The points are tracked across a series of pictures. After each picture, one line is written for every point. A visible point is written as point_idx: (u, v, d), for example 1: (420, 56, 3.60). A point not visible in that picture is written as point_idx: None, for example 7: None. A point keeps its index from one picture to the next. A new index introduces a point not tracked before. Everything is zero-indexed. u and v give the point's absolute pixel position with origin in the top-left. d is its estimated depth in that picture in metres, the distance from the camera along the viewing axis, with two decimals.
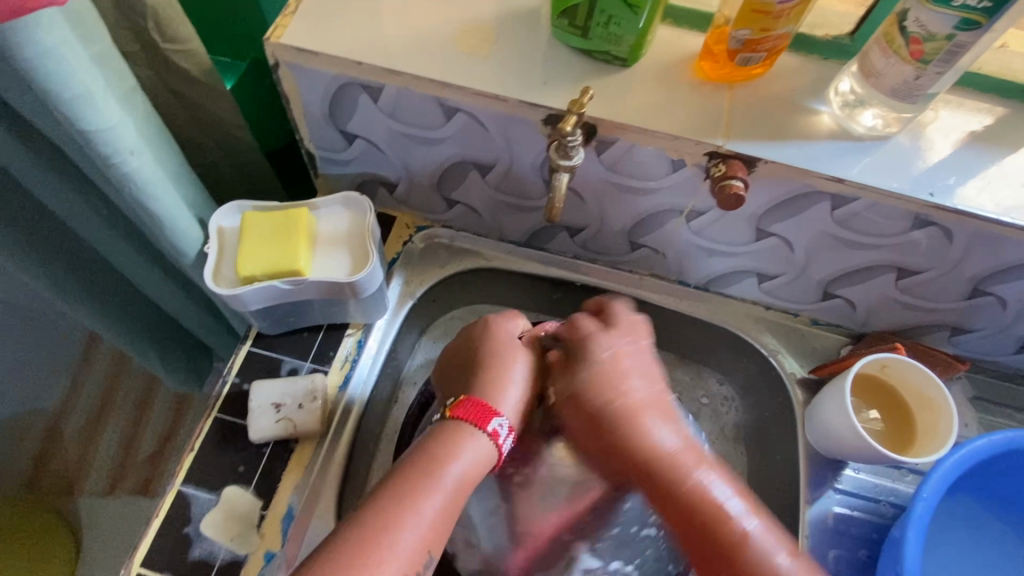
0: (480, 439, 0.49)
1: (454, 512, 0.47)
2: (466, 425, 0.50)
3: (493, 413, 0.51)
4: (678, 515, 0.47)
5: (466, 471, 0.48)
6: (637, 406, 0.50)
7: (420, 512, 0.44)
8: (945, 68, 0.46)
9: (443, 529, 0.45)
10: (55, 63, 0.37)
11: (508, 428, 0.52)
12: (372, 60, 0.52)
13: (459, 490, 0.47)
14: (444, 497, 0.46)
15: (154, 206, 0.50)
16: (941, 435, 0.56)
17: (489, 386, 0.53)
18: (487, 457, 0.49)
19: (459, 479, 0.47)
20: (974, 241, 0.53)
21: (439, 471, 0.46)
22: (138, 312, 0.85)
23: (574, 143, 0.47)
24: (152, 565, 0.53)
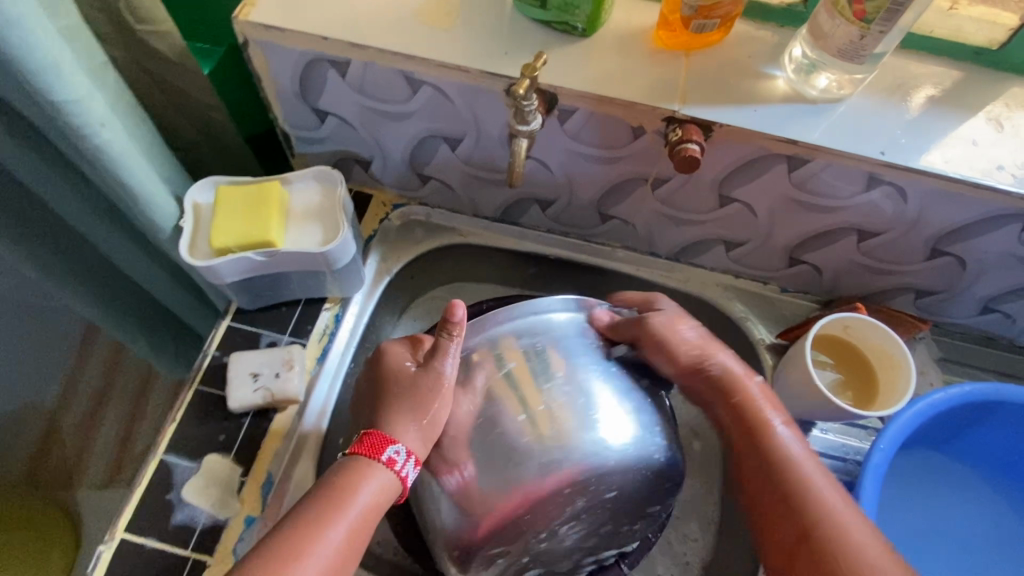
0: (378, 472, 0.48)
1: (362, 538, 0.47)
2: (362, 460, 0.49)
3: (388, 441, 0.49)
4: (768, 497, 0.50)
5: (371, 501, 0.47)
6: (706, 347, 0.57)
7: (326, 538, 0.45)
8: (887, 27, 0.47)
9: (354, 551, 0.46)
10: (20, 34, 0.39)
11: (407, 453, 0.49)
12: (337, 35, 0.53)
13: (364, 520, 0.46)
14: (350, 524, 0.46)
15: (128, 179, 0.51)
16: (900, 390, 0.57)
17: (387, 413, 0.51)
18: (393, 489, 0.49)
19: (365, 511, 0.47)
20: (928, 200, 0.55)
21: (345, 500, 0.46)
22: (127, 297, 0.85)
23: (530, 108, 0.49)
24: (135, 530, 0.55)
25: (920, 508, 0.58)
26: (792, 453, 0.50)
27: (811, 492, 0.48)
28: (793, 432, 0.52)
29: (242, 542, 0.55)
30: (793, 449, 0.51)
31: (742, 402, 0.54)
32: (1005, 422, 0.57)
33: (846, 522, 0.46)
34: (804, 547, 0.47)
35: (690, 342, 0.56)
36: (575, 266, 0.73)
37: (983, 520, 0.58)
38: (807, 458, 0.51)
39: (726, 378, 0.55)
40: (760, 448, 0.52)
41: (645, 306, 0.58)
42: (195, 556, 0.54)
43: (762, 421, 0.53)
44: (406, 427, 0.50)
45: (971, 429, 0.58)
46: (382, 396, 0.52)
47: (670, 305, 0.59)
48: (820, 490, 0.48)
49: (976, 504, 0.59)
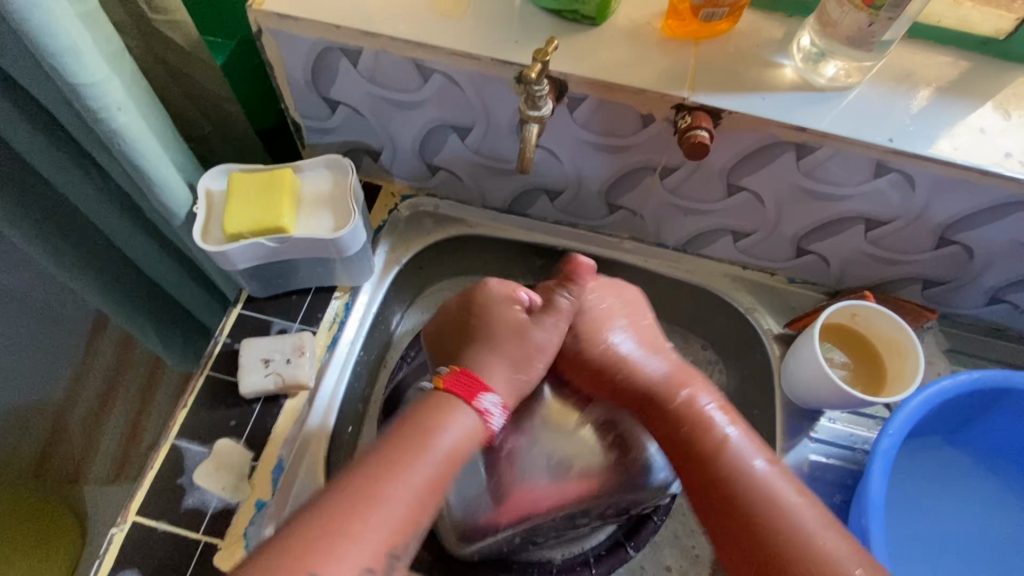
0: (469, 415, 0.50)
1: (442, 482, 0.47)
2: (456, 399, 0.51)
3: (483, 390, 0.52)
4: (713, 509, 0.50)
5: (455, 444, 0.48)
6: (629, 352, 0.57)
7: (408, 480, 0.45)
8: (896, 14, 0.47)
9: (429, 500, 0.46)
10: (43, 16, 0.39)
11: (500, 406, 0.52)
12: (349, 23, 0.54)
13: (446, 464, 0.47)
14: (435, 462, 0.47)
15: (143, 164, 0.52)
16: (908, 377, 0.58)
17: (483, 360, 0.54)
18: (478, 435, 0.50)
19: (446, 454, 0.48)
20: (936, 188, 0.55)
21: (427, 440, 0.47)
22: (139, 293, 0.87)
23: (541, 94, 0.49)
24: (147, 514, 0.55)
25: (932, 497, 0.58)
26: (730, 454, 0.51)
27: (775, 501, 0.48)
28: (750, 446, 0.51)
29: (253, 526, 0.55)
30: (753, 462, 0.50)
31: (677, 412, 0.54)
32: (1017, 409, 0.57)
33: (807, 524, 0.47)
34: (747, 553, 0.48)
35: (619, 352, 0.57)
36: (582, 257, 0.74)
37: (997, 508, 0.58)
38: (771, 470, 0.50)
39: (664, 389, 0.55)
40: (704, 462, 0.51)
41: (601, 329, 0.58)
42: (206, 539, 0.55)
43: (704, 431, 0.52)
44: (497, 374, 0.53)
45: (983, 415, 0.58)
46: (483, 336, 0.55)
47: (602, 303, 0.59)
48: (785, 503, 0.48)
49: (989, 492, 0.59)
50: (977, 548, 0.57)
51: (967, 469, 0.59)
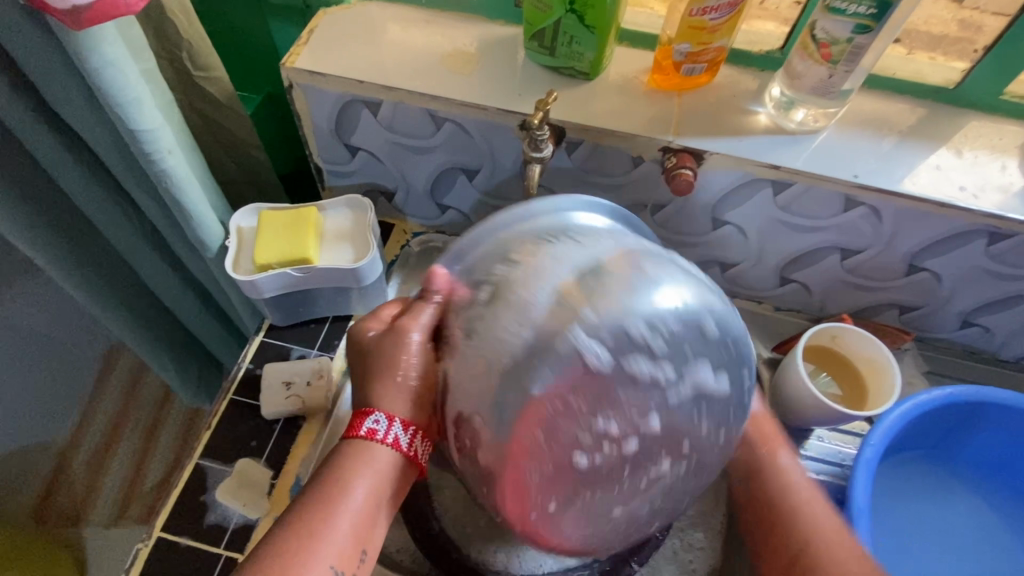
0: (375, 449, 0.48)
1: (371, 521, 0.47)
2: (358, 443, 0.49)
3: (366, 413, 0.49)
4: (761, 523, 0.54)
5: (366, 495, 0.47)
6: None
7: (329, 529, 0.45)
8: (852, 67, 0.54)
9: (369, 528, 0.46)
10: (114, 72, 0.46)
11: (387, 419, 0.48)
12: (371, 79, 0.61)
13: (371, 499, 0.47)
14: (349, 519, 0.46)
15: (185, 202, 0.58)
16: (887, 393, 0.62)
17: (384, 385, 0.49)
18: (393, 466, 0.49)
19: (364, 495, 0.46)
20: (901, 219, 0.61)
21: (337, 499, 0.46)
22: (166, 332, 0.93)
23: (542, 137, 0.56)
24: (171, 530, 0.58)
25: (925, 507, 0.61)
26: (776, 467, 0.55)
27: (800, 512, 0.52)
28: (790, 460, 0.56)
29: None
30: (795, 477, 0.55)
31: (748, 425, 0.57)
32: (999, 424, 0.61)
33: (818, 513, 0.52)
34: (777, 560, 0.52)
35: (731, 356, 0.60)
36: None
37: (990, 519, 0.61)
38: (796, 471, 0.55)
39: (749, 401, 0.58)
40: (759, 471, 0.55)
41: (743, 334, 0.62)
42: (227, 553, 0.57)
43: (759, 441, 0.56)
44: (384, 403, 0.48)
45: (963, 429, 0.62)
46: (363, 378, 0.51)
47: None
48: (796, 484, 0.54)
49: (979, 504, 0.62)
50: (974, 557, 0.59)
51: (955, 481, 0.63)
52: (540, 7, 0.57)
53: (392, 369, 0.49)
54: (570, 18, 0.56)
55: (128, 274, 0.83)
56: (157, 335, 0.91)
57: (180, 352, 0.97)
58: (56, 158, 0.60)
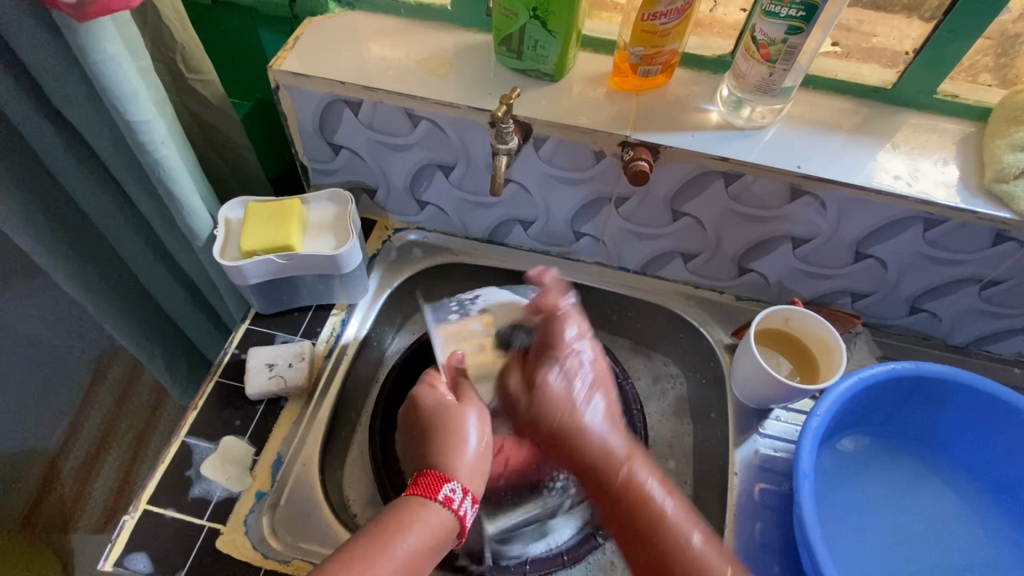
0: (435, 509, 0.54)
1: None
2: (421, 500, 0.54)
3: (444, 481, 0.55)
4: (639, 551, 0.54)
5: (420, 541, 0.52)
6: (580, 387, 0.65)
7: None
8: (789, 65, 0.59)
9: None
10: (114, 66, 0.50)
11: (462, 491, 0.56)
12: (352, 80, 0.66)
13: (414, 561, 0.51)
14: (399, 562, 0.50)
15: (177, 192, 0.62)
16: (834, 370, 0.66)
17: (447, 453, 0.58)
18: (444, 531, 0.54)
19: (412, 552, 0.51)
20: (843, 206, 0.65)
21: (393, 539, 0.51)
22: (158, 329, 0.96)
23: (508, 131, 0.60)
24: (156, 503, 0.61)
25: (877, 477, 0.65)
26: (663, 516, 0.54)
27: (693, 558, 0.52)
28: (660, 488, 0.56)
29: (253, 513, 0.61)
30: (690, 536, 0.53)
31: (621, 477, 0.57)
32: (939, 398, 0.65)
33: (708, 562, 0.52)
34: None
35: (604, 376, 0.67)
36: None
37: (941, 486, 0.65)
38: (711, 549, 0.53)
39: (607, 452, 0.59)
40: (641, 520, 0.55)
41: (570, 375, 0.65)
42: (210, 524, 0.60)
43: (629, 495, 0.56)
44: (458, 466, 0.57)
45: (907, 403, 0.66)
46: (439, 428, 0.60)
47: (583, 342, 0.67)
48: (688, 547, 0.53)
49: (930, 473, 0.66)
50: (928, 521, 0.63)
51: (901, 453, 0.67)
52: (505, 14, 0.62)
53: (450, 413, 0.60)
54: (533, 22, 0.62)
55: (123, 271, 0.87)
56: (148, 332, 0.94)
57: (171, 350, 1.00)
58: (56, 151, 0.64)
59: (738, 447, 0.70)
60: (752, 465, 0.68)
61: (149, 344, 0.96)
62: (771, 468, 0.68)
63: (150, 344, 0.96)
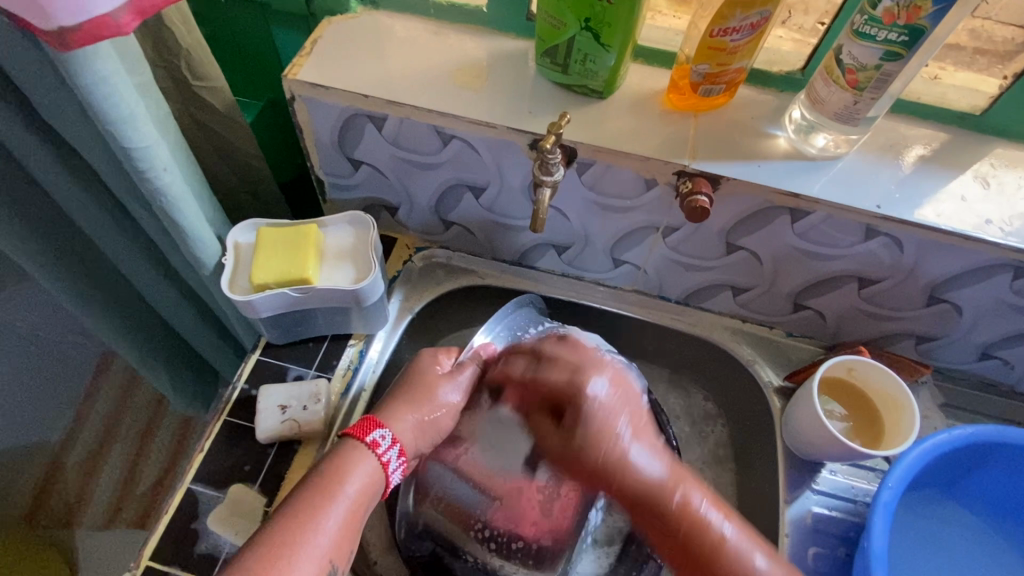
0: (368, 457, 0.53)
1: (351, 530, 0.50)
2: (353, 446, 0.54)
3: (375, 425, 0.55)
4: (675, 549, 0.51)
5: (363, 487, 0.52)
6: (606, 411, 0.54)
7: (320, 528, 0.48)
8: (878, 94, 0.52)
9: (346, 540, 0.50)
10: (106, 88, 0.43)
11: (392, 438, 0.55)
12: (376, 93, 0.59)
13: (354, 507, 0.51)
14: (341, 511, 0.50)
15: (180, 219, 0.55)
16: (905, 430, 0.60)
17: (393, 407, 0.57)
18: (376, 476, 0.53)
19: (352, 496, 0.51)
20: (923, 249, 0.58)
21: (338, 487, 0.51)
22: (164, 344, 0.91)
23: (554, 161, 0.54)
24: (160, 558, 0.56)
25: (936, 536, 0.60)
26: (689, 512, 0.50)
27: (724, 549, 0.49)
28: (713, 506, 0.50)
29: None
30: (723, 529, 0.49)
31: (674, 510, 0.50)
32: (1018, 462, 0.58)
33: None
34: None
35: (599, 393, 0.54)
36: (587, 308, 0.76)
37: (1000, 544, 0.60)
38: (743, 538, 0.49)
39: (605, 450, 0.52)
40: (659, 511, 0.51)
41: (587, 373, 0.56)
42: None
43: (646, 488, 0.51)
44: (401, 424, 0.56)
45: (981, 468, 0.59)
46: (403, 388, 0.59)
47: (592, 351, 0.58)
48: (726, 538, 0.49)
49: (988, 529, 0.61)
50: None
51: (972, 519, 0.61)
52: (553, 23, 0.55)
53: (433, 382, 0.60)
54: (585, 34, 0.54)
55: (125, 285, 0.81)
56: (154, 347, 0.89)
57: (178, 365, 0.95)
58: (46, 168, 0.58)
59: (788, 505, 0.64)
60: (803, 526, 0.63)
61: (157, 359, 0.91)
62: (824, 530, 0.63)
63: (157, 359, 0.91)
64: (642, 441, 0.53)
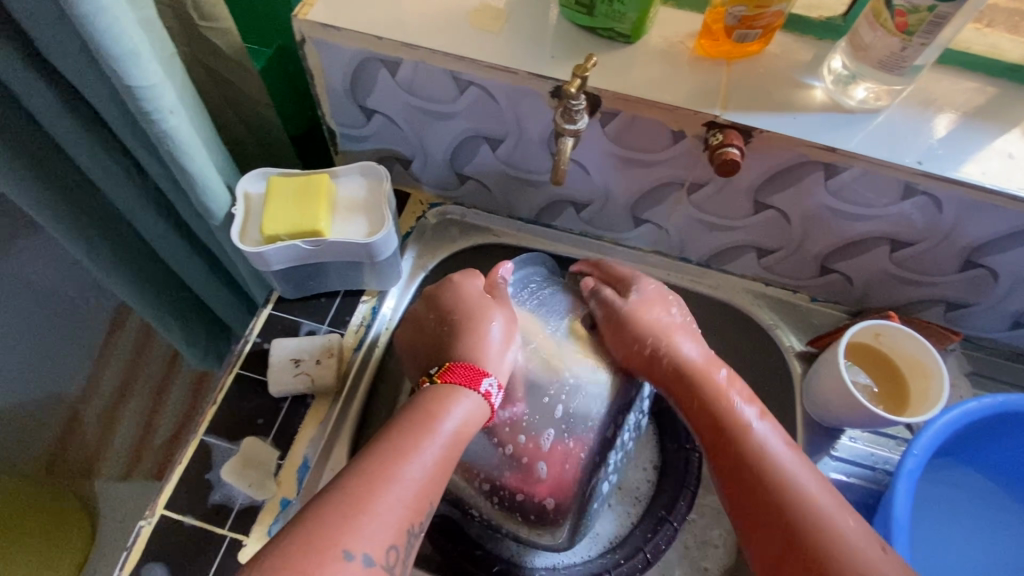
0: (471, 399, 0.51)
1: (445, 469, 0.47)
2: (457, 389, 0.51)
3: (482, 374, 0.52)
4: (733, 472, 0.50)
5: (459, 426, 0.49)
6: (671, 331, 0.59)
7: (419, 463, 0.45)
8: (929, 39, 0.48)
9: (440, 479, 0.47)
10: (106, 19, 0.41)
11: (498, 385, 0.53)
12: (390, 35, 0.56)
13: (454, 445, 0.48)
14: (441, 448, 0.47)
15: (188, 165, 0.53)
16: (933, 398, 0.58)
17: (473, 349, 0.54)
18: (480, 415, 0.51)
19: (453, 435, 0.48)
20: (964, 210, 0.55)
21: (433, 426, 0.48)
22: (177, 299, 0.90)
23: (578, 108, 0.51)
24: (174, 507, 0.56)
25: (946, 510, 0.58)
26: (755, 434, 0.51)
27: (763, 442, 0.50)
28: (758, 414, 0.52)
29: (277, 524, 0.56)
30: (805, 478, 0.48)
31: (715, 390, 0.54)
32: None
33: (829, 515, 0.46)
34: (795, 556, 0.45)
35: (662, 326, 0.59)
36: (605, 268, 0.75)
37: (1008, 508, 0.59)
38: (794, 457, 0.50)
39: (684, 363, 0.57)
40: (726, 432, 0.52)
41: (655, 304, 0.61)
42: (231, 535, 0.55)
43: (724, 408, 0.53)
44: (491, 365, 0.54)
45: (1009, 440, 0.58)
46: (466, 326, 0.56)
47: (649, 289, 0.62)
48: (818, 501, 0.47)
49: (998, 496, 0.59)
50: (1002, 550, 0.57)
51: (997, 493, 0.59)
52: None
53: (484, 307, 0.58)
54: None
55: (137, 238, 0.80)
56: (167, 302, 0.89)
57: (191, 321, 0.95)
58: (50, 110, 0.55)
59: None
60: None
61: (170, 315, 0.90)
62: (841, 496, 0.62)
63: (170, 315, 0.90)
64: (750, 407, 0.53)
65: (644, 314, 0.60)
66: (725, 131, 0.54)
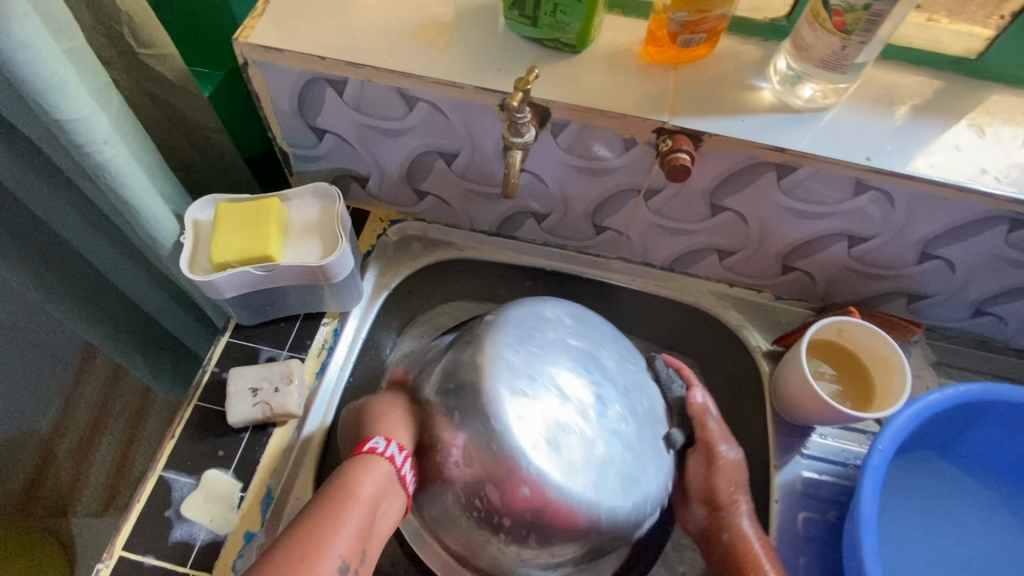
0: (378, 466, 0.52)
1: (365, 528, 0.50)
2: (358, 457, 0.53)
3: (373, 435, 0.54)
4: None
5: (374, 490, 0.51)
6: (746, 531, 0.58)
7: (333, 525, 0.48)
8: (867, 37, 0.48)
9: (361, 542, 0.49)
10: (26, 52, 0.40)
11: (397, 444, 0.54)
12: (334, 55, 0.55)
13: (370, 508, 0.50)
14: (356, 512, 0.49)
15: (129, 196, 0.52)
16: (895, 391, 0.58)
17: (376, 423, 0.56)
18: (390, 479, 0.53)
19: (369, 498, 0.50)
20: (916, 203, 0.56)
21: (346, 490, 0.50)
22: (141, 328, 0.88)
23: (523, 121, 0.50)
24: (133, 547, 0.54)
25: (917, 500, 0.59)
26: None
27: None
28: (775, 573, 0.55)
29: (242, 558, 0.54)
30: None
31: None
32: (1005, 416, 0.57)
33: None
34: None
35: (730, 494, 0.60)
36: (569, 277, 0.74)
37: (999, 509, 0.59)
38: None
39: (738, 537, 0.57)
40: None
41: (712, 453, 0.61)
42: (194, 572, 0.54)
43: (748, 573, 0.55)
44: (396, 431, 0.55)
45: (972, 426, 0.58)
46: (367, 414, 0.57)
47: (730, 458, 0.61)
48: None
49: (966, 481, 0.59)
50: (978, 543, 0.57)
51: (965, 478, 0.60)
52: None
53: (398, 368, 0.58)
54: None
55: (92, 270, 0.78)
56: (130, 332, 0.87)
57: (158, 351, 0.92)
58: None
59: (778, 470, 0.63)
60: (793, 492, 0.62)
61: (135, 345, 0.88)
62: (813, 494, 0.62)
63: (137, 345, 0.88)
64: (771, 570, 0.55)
65: (720, 492, 0.60)
66: (676, 137, 0.54)
